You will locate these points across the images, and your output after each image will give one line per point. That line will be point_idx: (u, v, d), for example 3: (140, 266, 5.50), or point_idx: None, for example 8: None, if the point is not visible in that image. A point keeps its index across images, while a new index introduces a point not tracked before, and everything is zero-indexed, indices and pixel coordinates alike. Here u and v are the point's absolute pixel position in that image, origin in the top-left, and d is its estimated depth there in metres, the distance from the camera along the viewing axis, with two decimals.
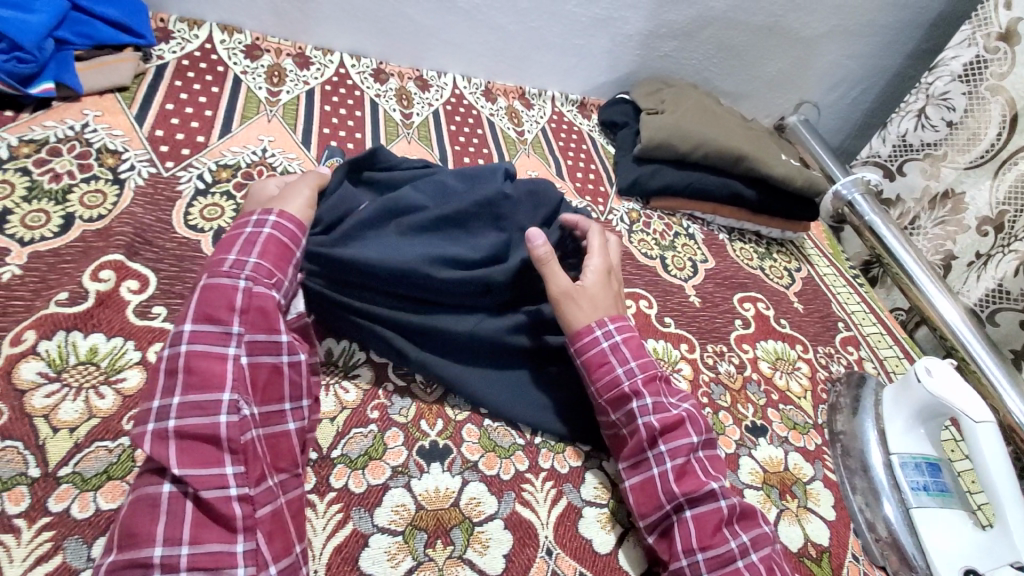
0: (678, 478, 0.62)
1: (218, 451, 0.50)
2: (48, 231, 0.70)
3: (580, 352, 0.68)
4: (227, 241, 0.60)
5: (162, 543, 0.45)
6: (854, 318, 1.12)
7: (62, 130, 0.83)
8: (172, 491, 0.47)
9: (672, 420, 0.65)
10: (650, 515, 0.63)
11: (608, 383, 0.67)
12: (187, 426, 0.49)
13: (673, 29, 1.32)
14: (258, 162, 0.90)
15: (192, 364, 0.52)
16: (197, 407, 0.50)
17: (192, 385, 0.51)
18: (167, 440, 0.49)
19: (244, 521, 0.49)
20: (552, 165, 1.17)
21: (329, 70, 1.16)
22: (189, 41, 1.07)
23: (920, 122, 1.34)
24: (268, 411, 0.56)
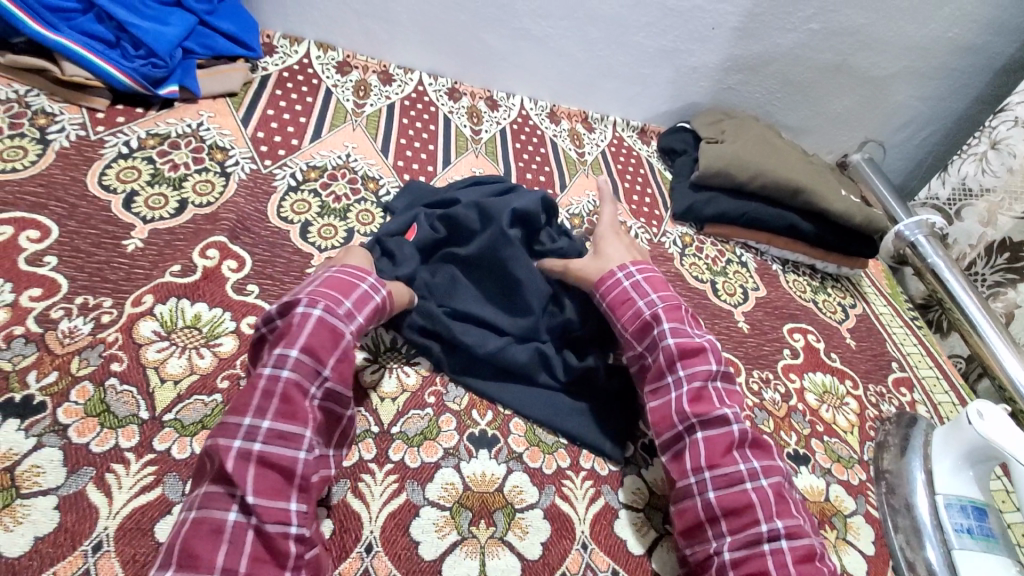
0: (693, 401, 0.66)
1: (287, 488, 0.53)
2: (165, 212, 0.81)
3: (604, 294, 0.75)
4: (343, 283, 0.64)
5: (220, 571, 0.47)
6: (909, 360, 1.10)
7: (181, 127, 0.95)
8: (238, 519, 0.49)
9: (691, 347, 0.69)
10: (665, 434, 0.68)
11: (631, 316, 0.73)
12: (272, 454, 0.52)
13: (738, 63, 1.35)
14: (342, 166, 1.00)
15: (287, 394, 0.55)
16: (282, 440, 0.53)
17: (280, 417, 0.54)
18: (249, 461, 0.51)
19: (294, 561, 0.51)
20: (610, 186, 1.22)
21: (409, 86, 1.26)
22: (291, 56, 1.19)
23: (982, 166, 1.32)
24: (321, 453, 0.60)
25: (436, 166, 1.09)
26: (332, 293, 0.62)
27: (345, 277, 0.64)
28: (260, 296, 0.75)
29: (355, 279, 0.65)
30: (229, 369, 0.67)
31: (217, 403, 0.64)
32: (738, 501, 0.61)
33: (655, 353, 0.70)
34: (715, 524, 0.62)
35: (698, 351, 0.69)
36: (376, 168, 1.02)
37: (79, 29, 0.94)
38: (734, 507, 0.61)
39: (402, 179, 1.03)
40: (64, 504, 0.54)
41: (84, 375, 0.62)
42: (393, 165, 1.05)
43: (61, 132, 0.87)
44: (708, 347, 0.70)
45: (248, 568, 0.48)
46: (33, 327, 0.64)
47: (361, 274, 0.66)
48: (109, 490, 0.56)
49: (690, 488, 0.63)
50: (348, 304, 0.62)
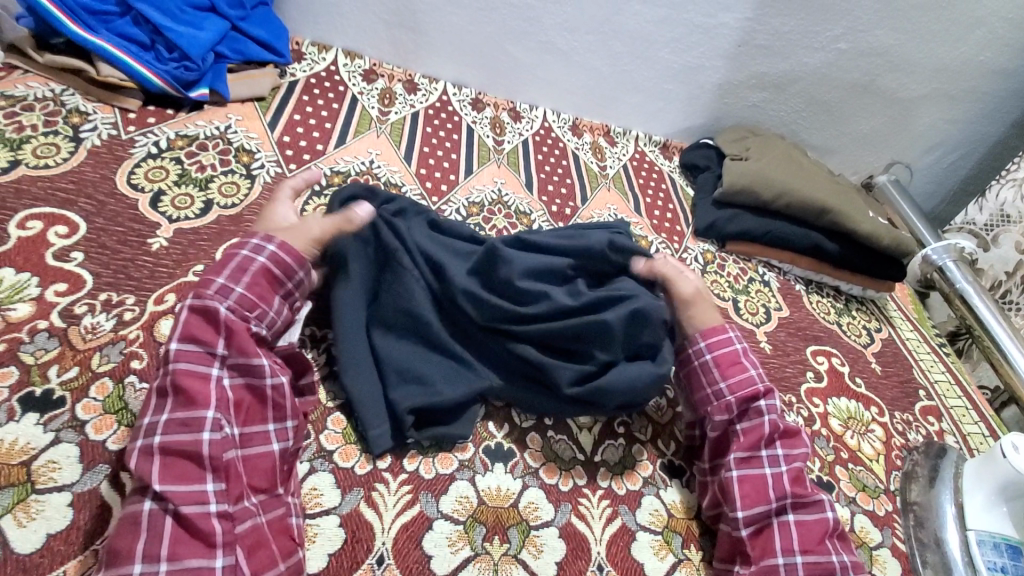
0: (792, 482, 0.65)
1: (198, 470, 0.51)
2: (191, 213, 0.82)
3: (711, 349, 0.75)
4: (220, 262, 0.62)
5: (141, 560, 0.46)
6: (937, 388, 1.06)
7: (210, 130, 0.96)
8: (151, 508, 0.48)
9: (792, 432, 0.70)
10: (753, 508, 0.65)
11: (739, 379, 0.72)
12: (171, 441, 0.51)
13: (763, 81, 1.34)
14: (365, 172, 1.00)
15: (179, 382, 0.53)
16: (181, 424, 0.52)
17: (178, 405, 0.53)
18: (151, 454, 0.50)
19: (222, 538, 0.50)
20: (631, 200, 1.21)
21: (433, 96, 1.27)
22: (318, 62, 1.21)
23: (1020, 192, 1.29)
24: (249, 432, 0.58)
25: (458, 175, 1.09)
26: (204, 276, 0.60)
27: (226, 255, 0.63)
28: None
29: (234, 252, 0.63)
30: None
31: None
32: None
33: (753, 425, 0.70)
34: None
35: (796, 433, 0.70)
36: (399, 176, 1.03)
37: (116, 31, 0.96)
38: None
39: (424, 187, 1.03)
40: (77, 501, 0.53)
41: (104, 372, 0.62)
42: (415, 173, 1.05)
43: (93, 131, 0.88)
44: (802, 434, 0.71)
45: (169, 551, 0.47)
46: (57, 321, 0.64)
47: (240, 244, 0.64)
48: (123, 488, 0.55)
49: (777, 568, 0.61)
50: (222, 279, 0.60)
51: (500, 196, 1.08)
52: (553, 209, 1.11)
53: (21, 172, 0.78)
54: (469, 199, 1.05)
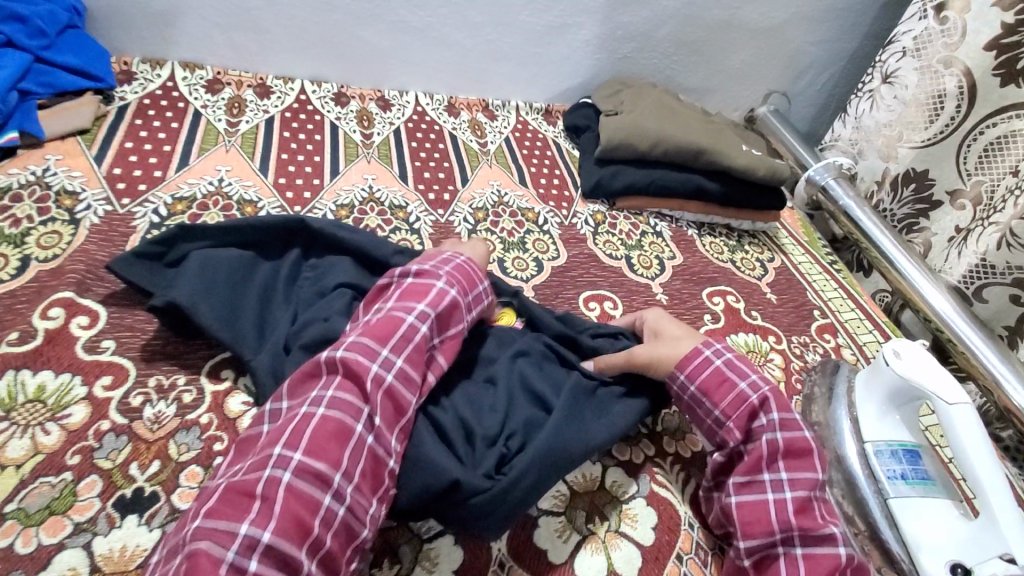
0: (799, 510, 0.61)
1: (395, 421, 0.58)
2: (4, 274, 0.72)
3: (693, 376, 0.71)
4: (462, 272, 0.71)
5: (342, 471, 0.52)
6: (831, 305, 1.10)
7: (23, 176, 0.86)
8: (362, 431, 0.55)
9: (798, 449, 0.65)
10: (755, 539, 0.62)
11: (732, 400, 0.69)
12: (395, 389, 0.58)
13: (630, 31, 1.32)
14: (214, 193, 0.92)
15: (416, 346, 0.62)
16: (406, 381, 0.60)
17: (397, 379, 0.59)
18: (379, 388, 0.57)
19: (383, 492, 0.55)
20: (515, 173, 1.18)
21: (290, 97, 1.18)
22: (152, 80, 1.10)
23: (875, 103, 1.33)
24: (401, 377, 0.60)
25: (323, 178, 1.02)
26: (463, 281, 0.70)
27: (431, 251, 0.73)
28: (118, 351, 0.67)
29: (477, 278, 0.73)
30: (81, 442, 0.59)
31: (66, 483, 0.57)
32: None
33: (757, 447, 0.66)
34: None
35: (805, 455, 0.65)
36: (254, 190, 0.95)
37: None
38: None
39: (284, 198, 0.96)
40: None
41: None
42: (273, 183, 0.97)
43: None
44: (811, 451, 0.66)
45: (359, 481, 0.53)
46: None
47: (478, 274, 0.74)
48: None
49: None
50: (432, 263, 0.70)
51: (371, 194, 1.02)
52: (432, 197, 1.06)
53: None
54: (336, 202, 0.98)
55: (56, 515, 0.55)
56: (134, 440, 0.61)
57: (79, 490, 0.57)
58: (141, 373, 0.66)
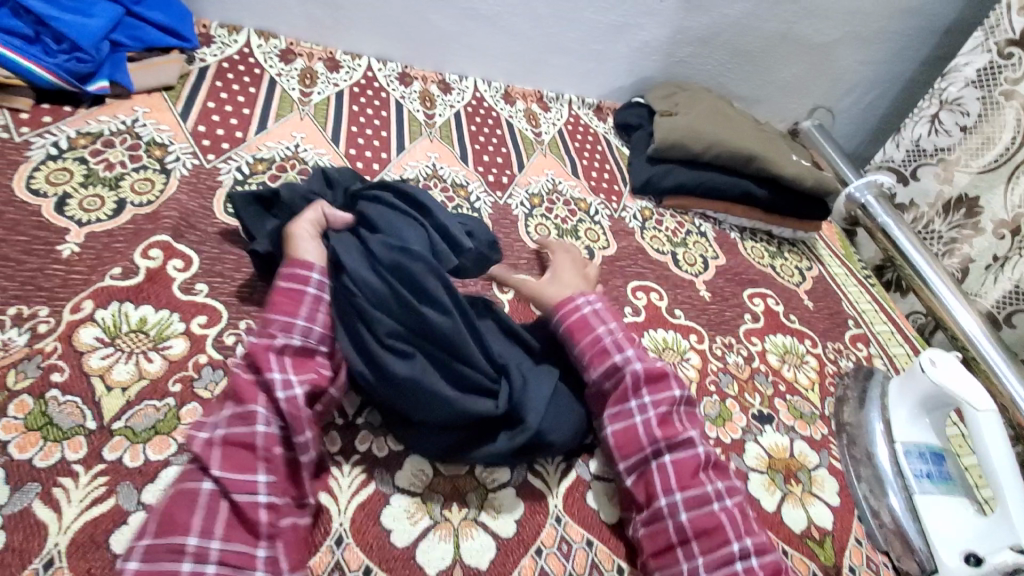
0: (662, 423, 0.66)
1: (252, 460, 0.54)
2: (103, 214, 0.76)
3: (563, 319, 0.72)
4: (289, 295, 0.62)
5: (197, 533, 0.49)
6: (864, 316, 1.14)
7: (115, 125, 0.90)
8: (211, 488, 0.51)
9: (657, 374, 0.69)
10: (631, 458, 0.66)
11: (592, 342, 0.70)
12: (233, 434, 0.54)
13: (689, 35, 1.35)
14: (291, 157, 0.96)
15: (240, 389, 0.56)
16: (241, 421, 0.54)
17: (229, 422, 0.54)
18: (213, 445, 0.53)
19: (268, 530, 0.52)
20: (568, 164, 1.22)
21: (358, 73, 1.22)
22: (229, 45, 1.13)
23: (934, 128, 1.34)
24: (236, 421, 0.55)
25: (390, 152, 1.07)
26: (284, 312, 0.61)
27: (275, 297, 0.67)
28: (211, 294, 0.72)
29: (298, 285, 0.63)
30: (181, 373, 0.64)
31: (168, 407, 0.61)
32: (710, 525, 0.61)
33: (619, 377, 0.68)
34: (685, 548, 0.61)
35: (662, 376, 0.69)
36: (327, 158, 0.99)
37: None
38: (709, 534, 0.61)
39: (354, 168, 1.00)
40: (9, 523, 0.50)
41: (22, 389, 0.57)
42: (345, 153, 1.02)
43: None
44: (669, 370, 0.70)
45: (222, 532, 0.50)
46: None
47: (302, 278, 0.63)
48: (58, 505, 0.52)
49: (662, 511, 0.62)
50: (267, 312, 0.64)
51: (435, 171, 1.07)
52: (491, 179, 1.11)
53: None
54: (402, 176, 1.03)
55: (161, 435, 0.59)
56: (229, 375, 0.65)
57: (179, 415, 0.61)
58: (232, 316, 0.71)
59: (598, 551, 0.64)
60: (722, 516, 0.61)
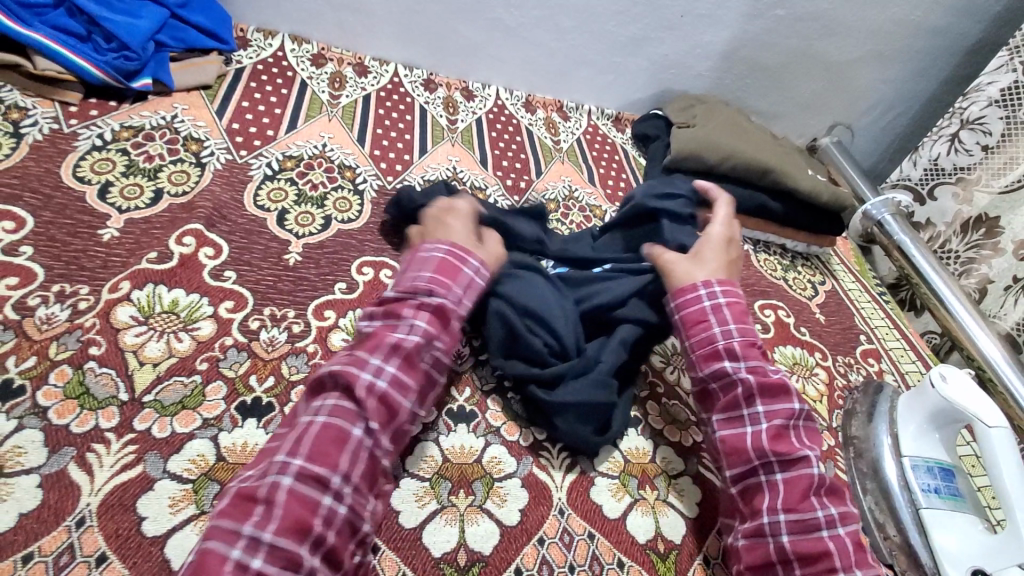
0: (772, 437, 0.65)
1: (347, 399, 0.57)
2: (141, 203, 0.81)
3: (681, 307, 0.75)
4: (416, 261, 0.70)
5: (286, 452, 0.53)
6: (877, 333, 1.14)
7: (155, 120, 0.94)
8: (309, 415, 0.56)
9: (772, 386, 0.68)
10: (738, 467, 0.66)
11: (703, 339, 0.72)
12: (343, 372, 0.58)
13: (708, 50, 1.38)
14: (318, 155, 1.01)
15: (378, 335, 0.62)
16: (343, 414, 0.56)
17: (331, 415, 0.56)
18: (320, 380, 0.58)
19: (347, 465, 0.54)
20: (586, 172, 1.24)
21: (385, 78, 1.26)
22: (264, 49, 1.18)
23: (955, 147, 1.33)
24: (340, 415, 0.56)
25: (413, 154, 1.11)
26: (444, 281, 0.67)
27: (453, 261, 0.69)
28: (238, 281, 0.76)
29: (435, 255, 0.70)
30: (208, 352, 0.67)
31: (195, 384, 0.64)
32: (813, 548, 0.60)
33: (730, 386, 0.69)
34: (785, 566, 0.61)
35: (780, 387, 0.68)
36: (353, 158, 1.03)
37: (51, 23, 0.93)
38: (807, 555, 0.59)
39: (378, 167, 1.04)
40: (46, 482, 0.54)
41: (62, 360, 0.62)
42: (369, 154, 1.06)
43: (34, 126, 0.85)
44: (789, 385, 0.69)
45: (306, 453, 0.53)
46: (11, 314, 0.64)
47: (463, 259, 0.70)
48: (90, 468, 0.56)
49: (763, 527, 0.62)
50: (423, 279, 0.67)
51: (455, 174, 1.10)
52: (509, 184, 1.14)
53: None
54: (424, 177, 1.07)
55: (187, 409, 0.62)
56: (252, 357, 0.69)
57: (205, 392, 0.64)
58: (258, 303, 0.74)
59: (599, 544, 0.65)
60: (829, 543, 0.60)
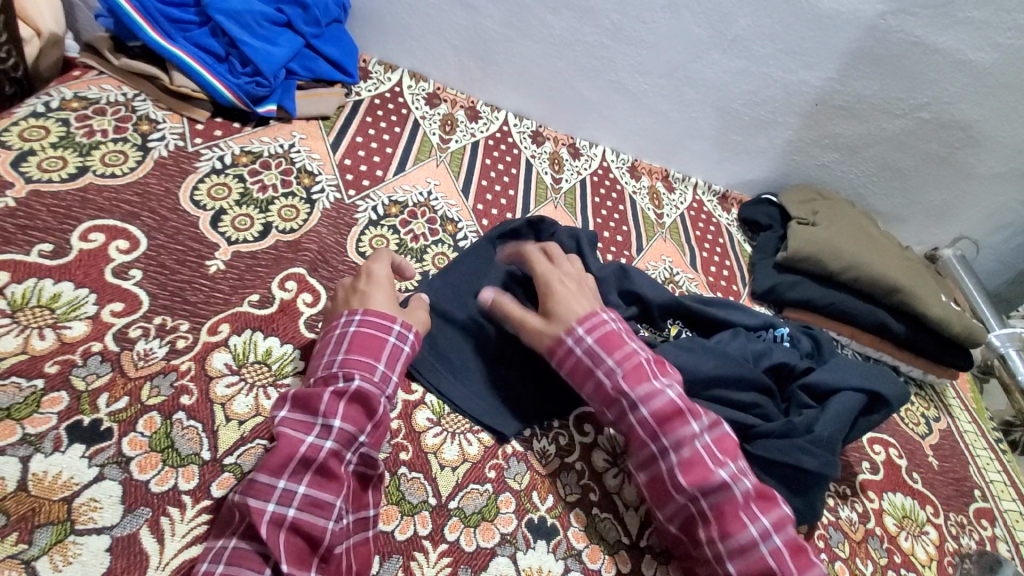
0: (686, 470, 0.63)
1: (310, 556, 0.52)
2: (250, 235, 0.79)
3: (622, 367, 0.68)
4: (374, 343, 0.63)
5: None
6: (992, 489, 1.01)
7: (274, 147, 0.93)
8: None
9: (717, 428, 0.67)
10: (733, 526, 0.61)
11: (658, 397, 0.66)
12: (303, 522, 0.52)
13: (836, 142, 1.29)
14: (423, 204, 0.98)
15: (324, 465, 0.55)
16: (314, 508, 0.53)
17: (303, 509, 0.52)
18: (280, 529, 0.51)
19: None
20: (687, 253, 1.17)
21: (494, 126, 1.23)
22: (384, 83, 1.17)
23: None
24: (320, 502, 0.53)
25: (515, 213, 1.07)
26: (364, 358, 0.61)
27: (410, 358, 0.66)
28: None
29: (383, 334, 0.64)
30: None
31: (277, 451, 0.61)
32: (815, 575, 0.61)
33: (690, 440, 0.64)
34: None
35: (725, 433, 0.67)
36: (456, 210, 1.00)
37: (194, 41, 0.93)
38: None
39: (480, 224, 1.00)
40: (116, 547, 0.50)
41: (153, 405, 0.59)
42: (472, 208, 1.03)
43: (162, 141, 0.86)
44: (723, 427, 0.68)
45: None
46: (111, 344, 0.62)
47: (387, 326, 0.65)
48: (161, 535, 0.52)
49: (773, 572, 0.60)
50: (384, 368, 0.62)
51: None
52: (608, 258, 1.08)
53: (88, 181, 0.76)
54: None
55: None
56: None
57: None
58: None
59: None
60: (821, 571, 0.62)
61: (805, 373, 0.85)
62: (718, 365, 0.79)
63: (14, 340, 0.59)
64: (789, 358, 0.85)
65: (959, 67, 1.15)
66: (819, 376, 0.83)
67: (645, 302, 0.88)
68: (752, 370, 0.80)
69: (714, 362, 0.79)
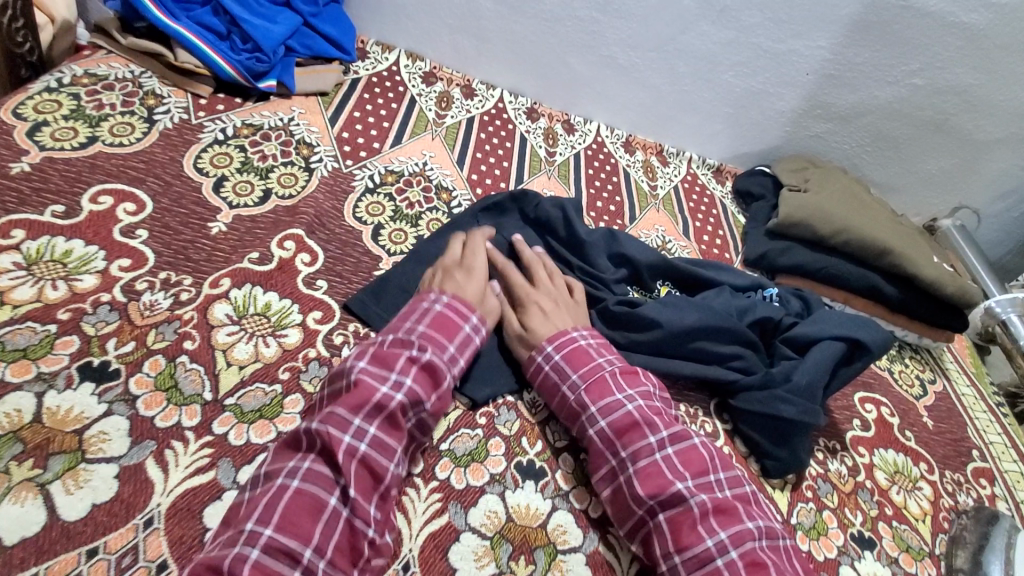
0: (642, 481, 0.63)
1: (372, 491, 0.55)
2: (250, 200, 0.83)
3: (584, 377, 0.69)
4: (411, 310, 0.68)
5: (312, 548, 0.50)
6: (991, 450, 1.01)
7: (273, 120, 0.97)
8: (336, 504, 0.53)
9: (687, 452, 0.64)
10: (690, 554, 0.58)
11: (616, 413, 0.66)
12: (372, 457, 0.56)
13: (830, 112, 1.30)
14: (418, 173, 1.01)
15: (394, 412, 0.58)
16: (382, 448, 0.57)
17: (372, 447, 0.56)
18: (353, 459, 0.55)
19: (364, 563, 0.53)
20: (680, 223, 1.18)
21: (490, 102, 1.25)
22: (381, 62, 1.19)
23: None
24: (383, 446, 0.57)
25: (509, 183, 1.09)
26: (438, 337, 0.66)
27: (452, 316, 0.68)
28: (328, 292, 0.76)
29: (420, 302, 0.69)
30: (291, 361, 0.67)
31: (275, 394, 0.64)
32: None
33: (645, 457, 0.64)
34: None
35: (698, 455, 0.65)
36: (450, 179, 1.03)
37: (196, 19, 0.97)
38: None
39: (473, 192, 1.03)
40: (124, 474, 0.54)
41: (158, 349, 0.63)
42: (466, 178, 1.05)
43: (166, 114, 0.89)
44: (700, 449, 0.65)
45: (331, 556, 0.51)
46: (118, 295, 0.66)
47: (463, 314, 0.69)
48: (166, 465, 0.55)
49: None
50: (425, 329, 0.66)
51: None
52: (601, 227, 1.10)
53: (97, 149, 0.80)
54: None
55: (264, 420, 0.61)
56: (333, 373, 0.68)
57: (284, 403, 0.63)
58: (344, 317, 0.74)
59: None
60: None
61: (789, 327, 0.87)
62: (701, 318, 0.81)
63: (28, 290, 0.63)
64: (773, 312, 0.87)
65: (952, 30, 1.16)
66: (802, 328, 0.85)
67: (632, 263, 0.91)
68: (735, 322, 0.82)
69: (697, 316, 0.81)
